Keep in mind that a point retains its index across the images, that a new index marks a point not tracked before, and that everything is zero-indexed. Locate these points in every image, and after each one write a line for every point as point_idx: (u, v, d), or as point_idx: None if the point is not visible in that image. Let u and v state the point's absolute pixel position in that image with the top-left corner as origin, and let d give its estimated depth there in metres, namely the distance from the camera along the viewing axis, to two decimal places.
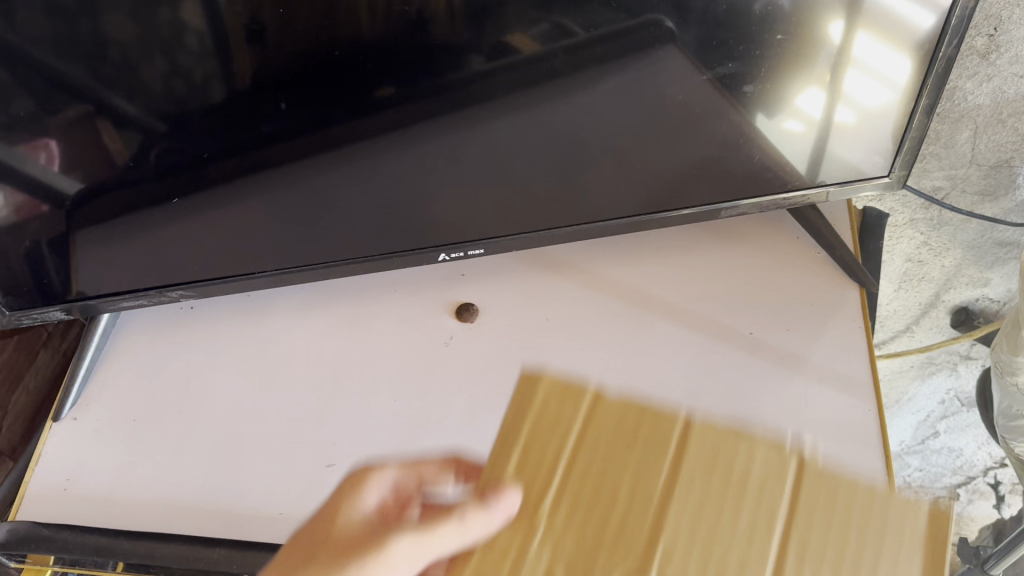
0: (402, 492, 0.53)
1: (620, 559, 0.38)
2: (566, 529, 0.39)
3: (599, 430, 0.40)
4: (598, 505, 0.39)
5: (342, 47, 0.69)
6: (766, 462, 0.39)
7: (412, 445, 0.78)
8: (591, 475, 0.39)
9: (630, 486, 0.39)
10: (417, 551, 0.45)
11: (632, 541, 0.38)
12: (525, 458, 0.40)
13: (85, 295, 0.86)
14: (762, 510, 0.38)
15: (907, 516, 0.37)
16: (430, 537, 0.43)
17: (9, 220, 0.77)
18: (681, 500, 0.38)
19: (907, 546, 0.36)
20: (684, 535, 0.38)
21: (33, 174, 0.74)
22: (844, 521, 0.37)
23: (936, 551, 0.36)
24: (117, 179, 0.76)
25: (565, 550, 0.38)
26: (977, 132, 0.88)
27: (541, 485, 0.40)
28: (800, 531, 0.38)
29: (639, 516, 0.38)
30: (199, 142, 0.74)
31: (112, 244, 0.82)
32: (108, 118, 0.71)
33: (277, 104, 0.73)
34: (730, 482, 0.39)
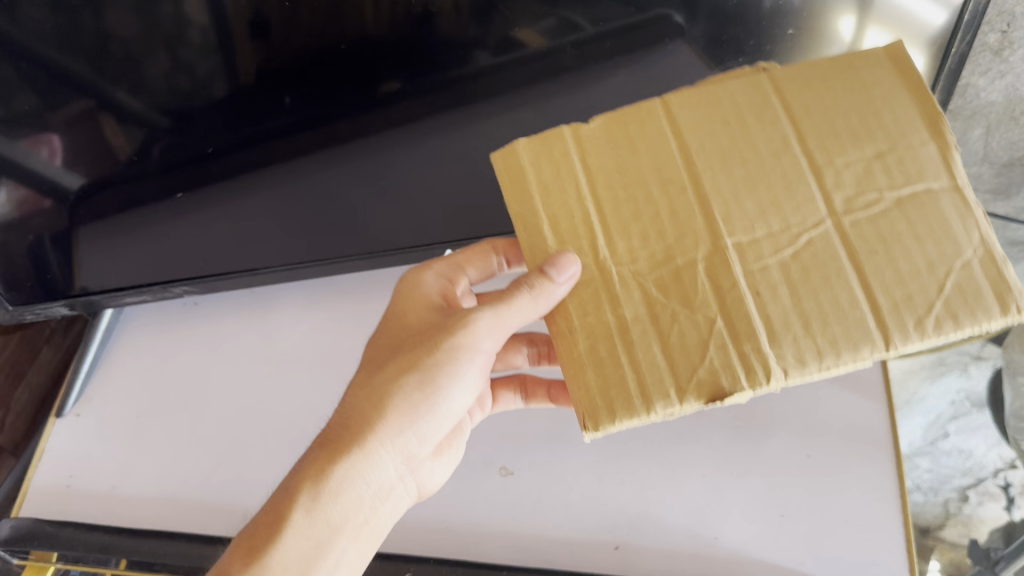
0: (452, 285, 0.61)
1: (695, 252, 0.45)
2: (637, 249, 0.46)
3: (674, 122, 0.48)
4: (640, 221, 0.46)
5: (348, 42, 0.68)
6: (747, 94, 0.48)
7: None
8: (620, 191, 0.47)
9: (668, 210, 0.46)
10: (495, 324, 0.52)
11: (696, 225, 0.46)
12: (557, 193, 0.48)
13: (88, 290, 0.86)
14: (800, 194, 0.45)
15: (947, 198, 0.44)
16: (502, 309, 0.51)
17: (12, 216, 0.76)
18: (740, 222, 0.45)
19: (936, 164, 0.44)
20: (733, 184, 0.46)
21: (36, 169, 0.73)
22: (873, 149, 0.45)
23: (950, 166, 0.44)
24: (121, 174, 0.76)
25: (647, 263, 0.46)
26: (991, 129, 0.87)
27: (581, 216, 0.48)
28: (806, 117, 0.46)
29: (684, 204, 0.46)
30: (203, 137, 0.74)
31: (116, 239, 0.81)
32: (111, 113, 0.71)
33: (282, 99, 0.72)
34: (752, 167, 0.46)
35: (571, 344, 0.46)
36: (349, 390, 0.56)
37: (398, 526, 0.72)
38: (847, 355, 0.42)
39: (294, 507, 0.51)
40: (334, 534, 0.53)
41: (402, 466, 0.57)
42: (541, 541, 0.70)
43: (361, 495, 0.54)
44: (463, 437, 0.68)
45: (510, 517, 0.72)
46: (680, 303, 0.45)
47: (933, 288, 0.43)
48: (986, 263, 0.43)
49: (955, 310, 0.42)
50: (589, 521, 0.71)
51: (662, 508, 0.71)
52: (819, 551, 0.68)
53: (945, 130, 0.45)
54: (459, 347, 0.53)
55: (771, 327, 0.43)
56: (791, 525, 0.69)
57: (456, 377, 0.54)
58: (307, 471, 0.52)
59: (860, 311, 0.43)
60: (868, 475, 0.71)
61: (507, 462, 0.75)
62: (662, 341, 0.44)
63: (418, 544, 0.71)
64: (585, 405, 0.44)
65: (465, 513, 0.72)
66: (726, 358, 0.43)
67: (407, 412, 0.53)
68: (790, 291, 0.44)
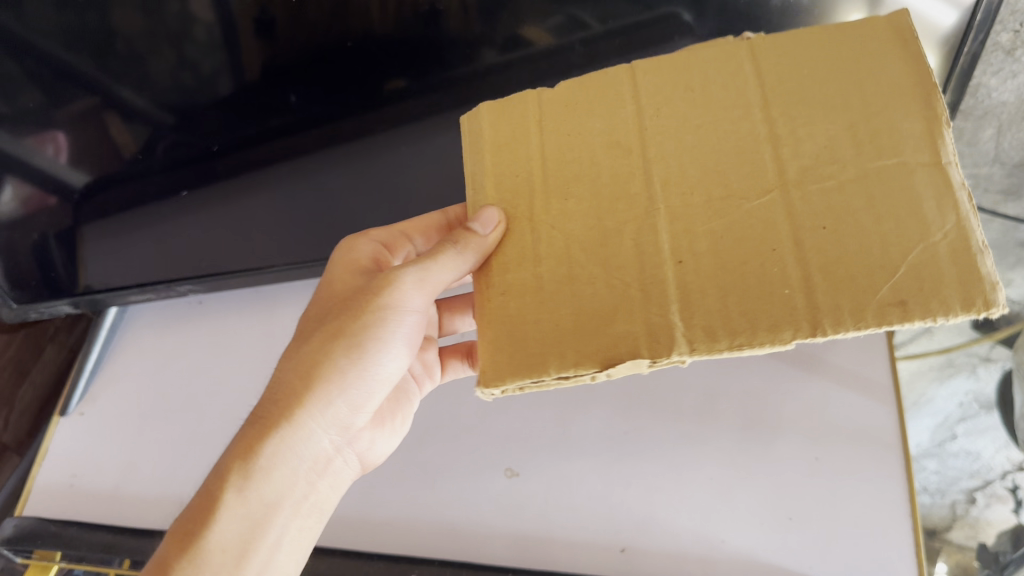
0: (387, 250, 0.59)
1: (627, 216, 0.43)
2: (572, 208, 0.44)
3: (636, 88, 0.47)
4: (586, 184, 0.45)
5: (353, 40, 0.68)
6: (718, 63, 0.46)
7: (423, 443, 0.77)
8: (567, 154, 0.46)
9: (609, 175, 0.45)
10: (423, 285, 0.50)
11: (631, 188, 0.44)
12: (509, 152, 0.47)
13: (92, 288, 0.85)
14: (748, 164, 0.42)
15: (923, 177, 0.39)
16: (430, 270, 0.49)
17: (17, 215, 0.76)
18: (680, 188, 0.43)
19: (919, 139, 0.40)
20: (680, 153, 0.44)
21: (41, 167, 0.74)
22: (846, 121, 0.41)
23: (940, 143, 0.40)
24: (125, 172, 0.76)
25: (580, 225, 0.44)
26: (1002, 130, 0.83)
27: (526, 175, 0.47)
28: (778, 87, 0.44)
29: (625, 168, 0.44)
30: (207, 135, 0.74)
31: (120, 237, 0.80)
32: (115, 111, 0.71)
33: (287, 97, 0.72)
34: (705, 135, 0.44)
35: (488, 293, 0.44)
36: (277, 363, 0.54)
37: (402, 527, 0.72)
38: (765, 334, 0.38)
39: (225, 489, 0.50)
40: (270, 511, 0.52)
41: (339, 435, 0.55)
42: (547, 542, 0.70)
43: (296, 467, 0.53)
44: (412, 408, 0.66)
45: (515, 519, 0.71)
46: (601, 267, 0.42)
47: (883, 268, 0.38)
48: (959, 246, 0.37)
49: (902, 294, 0.37)
50: (595, 523, 0.70)
51: (669, 512, 0.70)
52: (827, 554, 0.67)
53: (937, 100, 0.40)
54: (387, 309, 0.51)
55: (688, 294, 0.40)
56: (799, 528, 0.69)
57: (385, 340, 0.52)
58: (238, 449, 0.51)
59: (788, 287, 0.39)
60: (877, 478, 0.71)
61: (512, 464, 0.75)
62: (577, 305, 0.42)
63: (423, 545, 0.70)
64: (489, 357, 0.41)
65: (470, 515, 0.72)
66: (636, 328, 0.40)
67: (335, 382, 0.52)
68: (717, 256, 0.40)
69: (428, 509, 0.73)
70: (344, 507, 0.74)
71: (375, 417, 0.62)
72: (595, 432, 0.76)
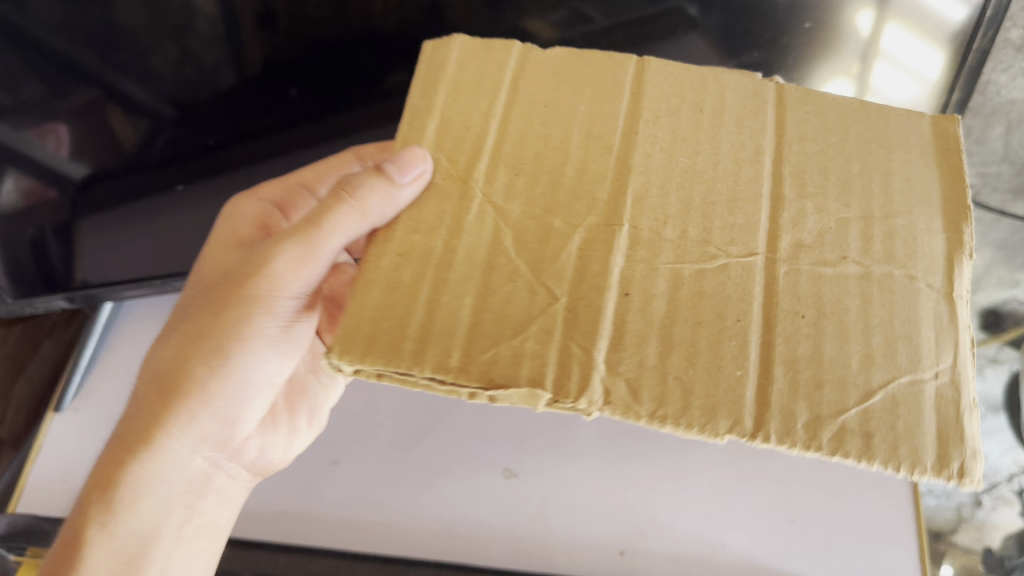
0: (281, 210, 0.59)
1: (581, 220, 0.39)
2: (519, 186, 0.40)
3: (640, 84, 0.43)
4: (545, 163, 0.41)
5: (357, 33, 0.67)
6: (741, 96, 0.43)
7: (417, 442, 0.74)
8: (535, 125, 0.42)
9: (578, 166, 0.41)
10: (302, 259, 0.46)
11: (598, 193, 0.40)
12: (469, 97, 0.43)
13: (87, 283, 0.81)
14: (740, 215, 0.40)
15: (928, 299, 0.39)
16: (311, 242, 0.45)
17: (16, 210, 0.73)
18: (651, 208, 0.40)
19: (932, 262, 0.40)
20: (662, 170, 0.41)
21: (42, 160, 0.71)
22: (861, 211, 0.40)
23: (952, 272, 0.40)
24: (124, 167, 0.73)
25: (520, 210, 0.39)
26: (1011, 128, 0.82)
27: (477, 130, 0.42)
28: (796, 143, 0.42)
29: (598, 165, 0.41)
30: (208, 126, 0.72)
31: (110, 229, 0.76)
32: (118, 103, 0.70)
33: (287, 91, 0.70)
34: (697, 166, 0.41)
35: (380, 255, 0.38)
36: (140, 372, 0.54)
37: (400, 530, 0.69)
38: (699, 416, 0.35)
39: (87, 526, 0.51)
40: (147, 540, 0.53)
41: (214, 445, 0.56)
42: (546, 543, 0.68)
43: (163, 487, 0.53)
44: (318, 400, 0.66)
45: (513, 520, 0.69)
46: (531, 266, 0.38)
47: (859, 390, 0.36)
48: (944, 397, 0.37)
49: (872, 428, 0.35)
50: (595, 526, 0.69)
51: (671, 514, 0.69)
52: (830, 556, 0.66)
53: (962, 228, 0.41)
54: (258, 298, 0.48)
55: (622, 337, 0.36)
56: (801, 531, 0.68)
57: (252, 340, 0.51)
58: (99, 476, 0.52)
59: (740, 369, 0.36)
60: (880, 482, 0.71)
61: (511, 464, 0.73)
62: (482, 311, 0.36)
63: (420, 548, 0.68)
64: (347, 325, 0.36)
65: (467, 516, 0.69)
66: (544, 347, 0.36)
67: (197, 393, 0.51)
68: (667, 307, 0.37)
69: (426, 508, 0.70)
70: (342, 504, 0.71)
71: (273, 414, 0.62)
72: (594, 434, 0.75)
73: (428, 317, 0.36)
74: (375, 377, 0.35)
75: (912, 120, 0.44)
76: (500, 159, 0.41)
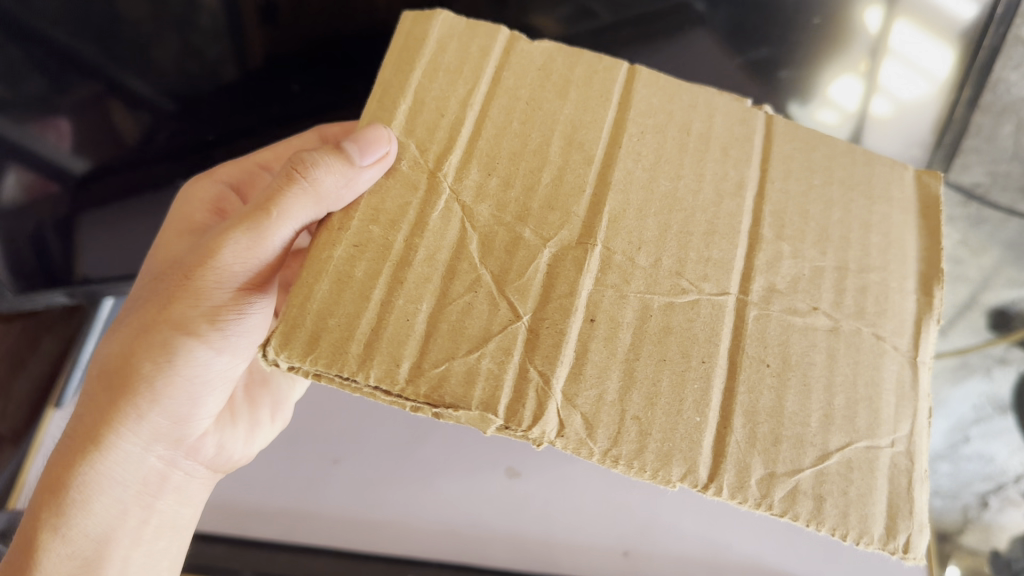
0: (237, 191, 0.60)
1: (554, 233, 0.38)
2: (490, 187, 0.38)
3: (627, 96, 0.42)
4: (521, 164, 0.39)
5: (370, 31, 0.68)
6: (729, 121, 0.43)
7: (419, 443, 0.72)
8: (514, 123, 0.40)
9: (554, 175, 0.39)
10: (249, 247, 0.42)
11: (574, 207, 0.38)
12: (449, 81, 0.41)
13: (90, 279, 0.77)
14: (716, 251, 0.39)
15: (892, 362, 0.39)
16: (258, 228, 0.41)
17: (16, 204, 0.70)
18: (625, 229, 0.38)
19: (902, 324, 0.40)
20: (634, 182, 0.40)
21: (43, 155, 0.69)
22: (837, 260, 0.40)
23: (918, 335, 0.40)
24: (125, 158, 0.71)
25: (489, 213, 0.38)
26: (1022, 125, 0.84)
27: (452, 118, 0.40)
28: (778, 176, 0.42)
29: (576, 176, 0.39)
30: (209, 121, 0.71)
31: (115, 224, 0.75)
32: (119, 98, 0.68)
33: (290, 86, 0.70)
34: (678, 192, 0.40)
35: (332, 243, 0.36)
36: (89, 369, 0.51)
37: (403, 527, 0.68)
38: (655, 460, 0.34)
39: (40, 530, 0.48)
40: (103, 544, 0.50)
41: (170, 448, 0.52)
42: (549, 542, 0.67)
43: (119, 490, 0.50)
44: (280, 393, 0.64)
45: (515, 519, 0.68)
46: (496, 271, 0.36)
47: (816, 450, 0.36)
48: (898, 466, 0.37)
49: (825, 491, 0.35)
50: (599, 526, 0.68)
51: (675, 514, 0.68)
52: (833, 557, 0.66)
53: (936, 290, 0.41)
54: (205, 286, 0.45)
55: (582, 367, 0.35)
56: (805, 532, 0.67)
57: (203, 334, 0.47)
58: (49, 478, 0.49)
59: (700, 415, 0.35)
60: None
61: (513, 462, 0.71)
62: (437, 322, 0.35)
63: (422, 548, 0.67)
64: (289, 315, 0.34)
65: (468, 515, 0.69)
66: (503, 363, 0.34)
67: (146, 390, 0.48)
68: (632, 337, 0.36)
69: (428, 508, 0.69)
70: (343, 504, 0.70)
71: (238, 414, 0.59)
72: None
73: (378, 321, 0.35)
74: (312, 377, 0.34)
75: (895, 173, 0.44)
76: (470, 156, 0.39)
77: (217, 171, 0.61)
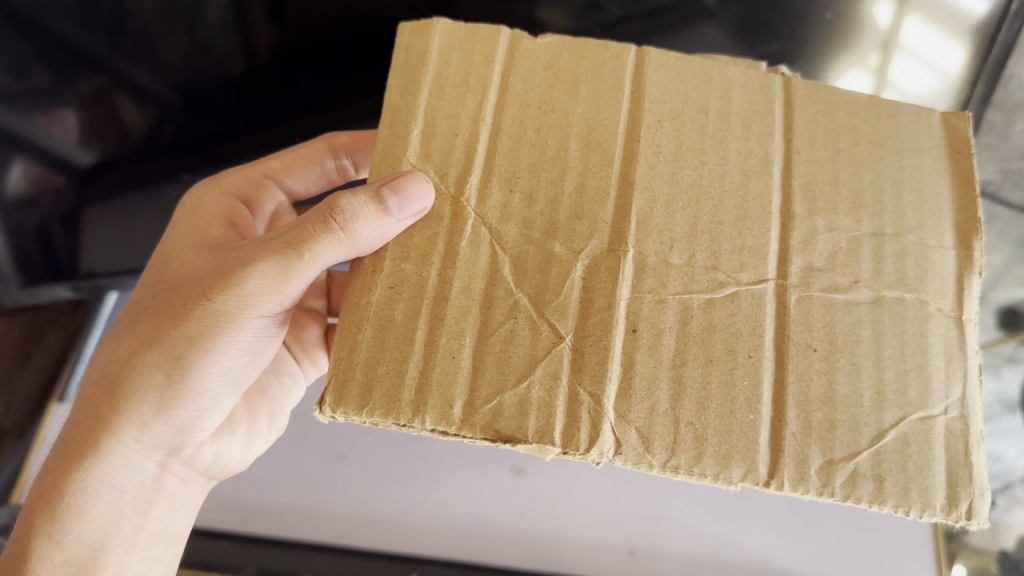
0: (249, 207, 0.58)
1: (584, 245, 0.37)
2: (515, 205, 0.37)
3: (639, 83, 0.41)
4: (543, 174, 0.38)
5: (371, 26, 0.66)
6: (747, 93, 0.41)
7: (426, 438, 0.72)
8: (529, 132, 0.39)
9: (579, 178, 0.38)
10: (275, 282, 0.42)
11: (601, 214, 0.38)
12: (457, 95, 0.39)
13: (94, 274, 0.75)
14: (749, 236, 0.38)
15: (938, 326, 0.38)
16: (288, 267, 0.41)
17: (23, 196, 0.71)
18: (659, 227, 0.38)
19: (943, 283, 0.38)
20: (662, 183, 0.38)
21: (48, 147, 0.69)
22: (872, 226, 0.39)
23: (961, 293, 0.38)
24: (129, 154, 0.71)
25: (517, 232, 0.37)
26: None
27: (466, 137, 0.39)
28: (806, 149, 0.40)
29: (599, 180, 0.38)
30: (219, 117, 0.70)
31: (123, 220, 0.74)
32: (127, 93, 0.68)
33: (296, 80, 0.68)
34: (704, 180, 0.39)
35: (367, 288, 0.36)
36: (88, 369, 0.50)
37: (407, 525, 0.68)
38: (714, 463, 0.34)
39: (34, 535, 0.48)
40: (98, 551, 0.50)
41: (169, 457, 0.51)
42: (554, 542, 0.67)
43: (116, 499, 0.50)
44: (282, 402, 0.61)
45: (521, 518, 0.68)
46: (531, 296, 0.36)
47: (871, 429, 0.35)
48: (955, 431, 0.36)
49: (885, 471, 0.35)
50: (605, 525, 0.67)
51: (682, 514, 0.68)
52: (841, 559, 0.65)
53: (976, 244, 0.39)
54: (223, 313, 0.44)
55: (631, 382, 0.35)
56: (815, 533, 0.66)
57: (213, 354, 0.46)
58: (46, 483, 0.48)
59: (753, 413, 0.35)
60: None
61: (521, 460, 0.70)
62: (483, 354, 0.35)
63: (426, 547, 0.67)
64: (339, 369, 0.34)
65: (473, 513, 0.68)
66: (554, 390, 0.35)
67: (152, 405, 0.47)
68: (676, 342, 0.36)
69: (434, 506, 0.68)
70: (347, 502, 0.69)
71: (243, 423, 0.57)
72: None
73: (426, 362, 0.35)
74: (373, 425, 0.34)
75: (920, 121, 0.42)
76: (490, 173, 0.38)
77: (226, 179, 0.59)
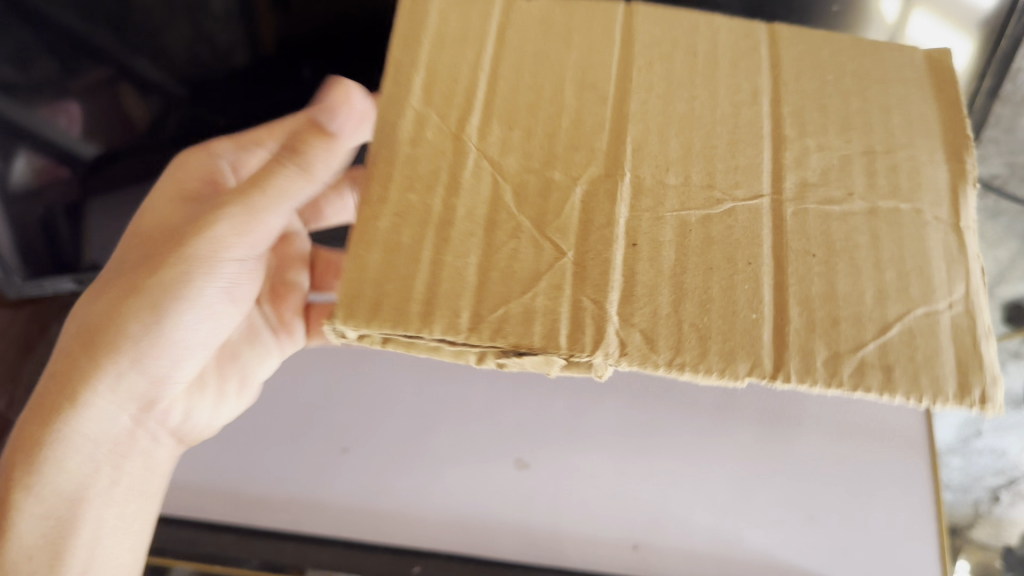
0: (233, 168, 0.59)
1: (581, 172, 0.38)
2: (514, 141, 0.38)
3: (629, 32, 0.42)
4: (539, 113, 0.39)
5: (375, 19, 0.63)
6: (733, 38, 0.42)
7: (429, 432, 0.72)
8: (525, 76, 0.40)
9: (574, 114, 0.39)
10: (242, 225, 0.46)
11: (597, 142, 0.38)
12: (459, 42, 0.40)
13: (98, 264, 0.78)
14: (742, 158, 0.39)
15: (936, 233, 0.38)
16: (254, 207, 0.45)
17: (26, 188, 0.69)
18: (655, 154, 0.38)
19: (937, 194, 0.39)
20: (654, 117, 0.39)
21: (51, 139, 0.67)
22: (861, 146, 0.40)
23: (957, 202, 0.39)
24: (130, 144, 0.71)
25: (517, 163, 0.38)
26: None
27: (465, 85, 0.39)
28: (793, 83, 0.41)
29: (594, 115, 0.39)
30: (222, 107, 0.70)
31: (125, 211, 0.75)
32: (130, 83, 0.66)
33: (301, 71, 0.68)
34: (695, 111, 0.40)
35: (374, 217, 0.36)
36: (66, 323, 0.52)
37: (409, 519, 0.67)
38: (718, 361, 0.34)
39: (14, 486, 0.49)
40: (76, 506, 0.51)
41: (143, 412, 0.54)
42: (558, 536, 0.67)
43: (92, 449, 0.52)
44: (260, 370, 0.62)
45: (524, 513, 0.68)
46: (532, 218, 0.36)
47: (875, 324, 0.36)
48: (960, 326, 0.36)
49: (892, 359, 0.35)
50: (607, 518, 0.67)
51: (685, 509, 0.67)
52: (846, 555, 0.65)
53: (965, 156, 0.40)
54: (195, 256, 0.47)
55: (632, 289, 0.35)
56: (818, 527, 0.66)
57: (188, 301, 0.49)
58: (24, 435, 0.50)
59: (754, 313, 0.35)
60: (900, 479, 0.68)
61: (523, 454, 0.70)
62: (489, 270, 0.35)
63: (428, 540, 0.66)
64: (351, 287, 0.34)
65: (475, 506, 0.68)
66: (557, 300, 0.35)
67: (131, 350, 0.49)
68: (676, 253, 0.36)
69: (437, 503, 0.68)
70: (349, 496, 0.69)
71: (216, 385, 0.59)
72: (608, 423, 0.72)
73: (432, 279, 0.35)
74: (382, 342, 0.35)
75: (903, 57, 0.43)
76: (487, 108, 0.39)
77: (214, 145, 0.59)
